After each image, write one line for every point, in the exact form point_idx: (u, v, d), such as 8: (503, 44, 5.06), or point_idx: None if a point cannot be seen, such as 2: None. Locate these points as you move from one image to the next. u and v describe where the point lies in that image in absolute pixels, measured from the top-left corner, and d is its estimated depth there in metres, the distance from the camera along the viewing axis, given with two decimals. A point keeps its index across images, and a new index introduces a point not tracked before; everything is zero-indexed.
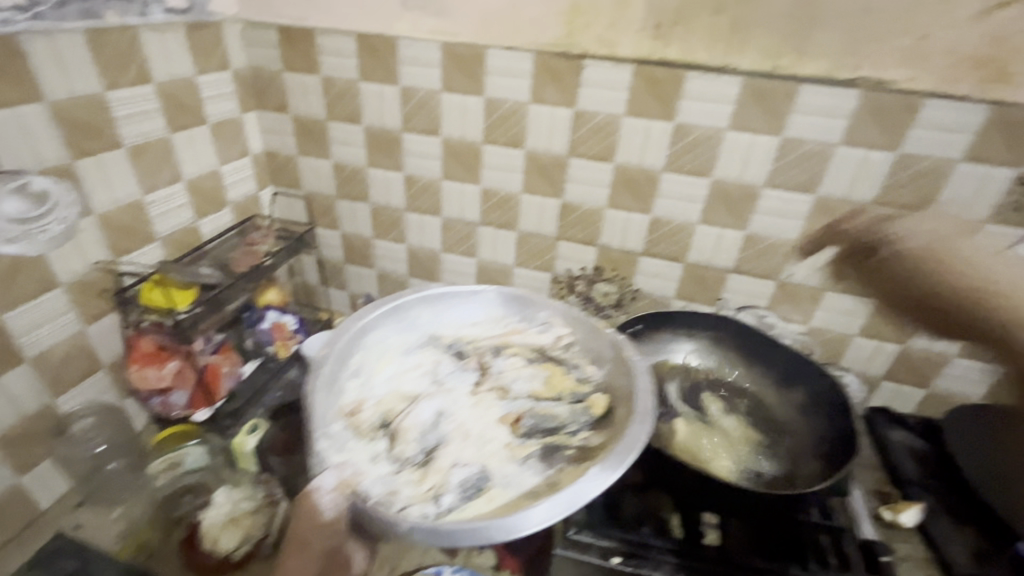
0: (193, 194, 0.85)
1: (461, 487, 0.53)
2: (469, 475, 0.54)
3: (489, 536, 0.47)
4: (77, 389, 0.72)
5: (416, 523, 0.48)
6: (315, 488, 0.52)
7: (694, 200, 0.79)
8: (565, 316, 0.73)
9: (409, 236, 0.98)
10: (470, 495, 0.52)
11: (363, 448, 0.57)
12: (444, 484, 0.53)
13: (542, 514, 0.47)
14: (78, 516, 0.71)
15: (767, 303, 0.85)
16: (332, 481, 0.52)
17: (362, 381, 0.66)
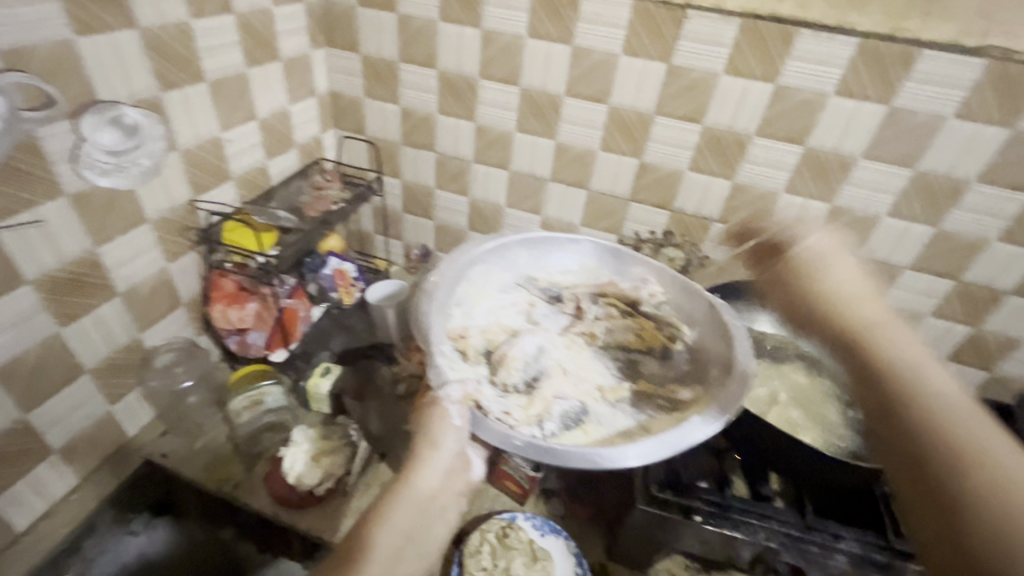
0: (264, 133, 0.83)
1: (563, 419, 0.59)
2: (570, 407, 0.61)
3: (594, 461, 0.48)
4: (160, 325, 0.74)
5: (530, 441, 0.50)
6: (444, 397, 0.54)
7: (781, 168, 0.77)
8: (661, 274, 0.72)
9: (473, 188, 0.97)
10: (570, 425, 0.59)
11: (468, 369, 0.62)
12: (548, 413, 0.59)
13: (646, 451, 0.50)
14: (164, 444, 0.75)
15: None
16: (458, 394, 0.55)
17: (464, 310, 0.69)
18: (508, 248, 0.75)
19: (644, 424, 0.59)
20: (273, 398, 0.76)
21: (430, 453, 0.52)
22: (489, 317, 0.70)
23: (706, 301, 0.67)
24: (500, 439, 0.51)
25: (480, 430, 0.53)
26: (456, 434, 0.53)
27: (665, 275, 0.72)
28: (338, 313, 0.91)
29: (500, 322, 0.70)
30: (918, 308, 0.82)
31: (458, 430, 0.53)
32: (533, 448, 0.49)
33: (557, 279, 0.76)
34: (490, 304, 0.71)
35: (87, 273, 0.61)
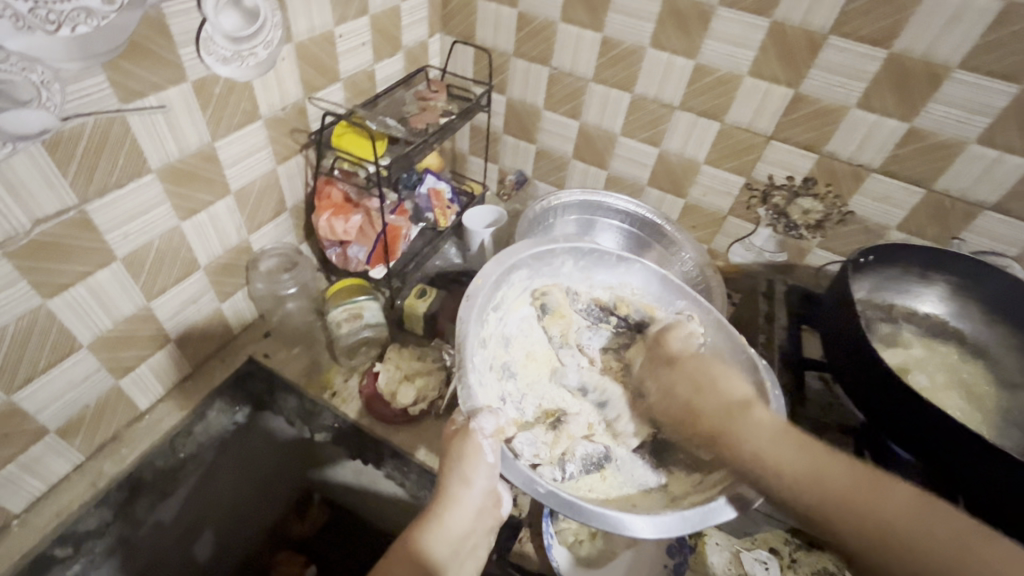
0: (375, 30, 0.76)
1: (585, 461, 0.56)
2: (595, 451, 0.57)
3: (614, 526, 0.46)
4: (266, 229, 0.73)
5: (554, 488, 0.47)
6: (477, 430, 0.51)
7: (982, 112, 0.62)
8: (706, 315, 0.63)
9: (586, 111, 0.87)
10: (591, 469, 0.56)
11: (495, 381, 0.59)
12: (571, 453, 0.56)
13: (665, 524, 0.47)
14: (266, 345, 0.77)
15: (1016, 253, 0.71)
16: (491, 426, 0.51)
17: (500, 317, 0.63)
18: (556, 256, 0.67)
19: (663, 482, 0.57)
20: (371, 312, 0.74)
21: (461, 490, 0.51)
22: (522, 327, 0.65)
23: (749, 358, 0.58)
24: (525, 481, 0.48)
25: (508, 469, 0.50)
26: (489, 472, 0.51)
27: (713, 319, 0.63)
28: (433, 234, 0.88)
29: (532, 340, 0.66)
30: None
31: (490, 466, 0.51)
32: (556, 499, 0.47)
33: (600, 297, 0.68)
34: (529, 313, 0.66)
35: (204, 167, 0.60)
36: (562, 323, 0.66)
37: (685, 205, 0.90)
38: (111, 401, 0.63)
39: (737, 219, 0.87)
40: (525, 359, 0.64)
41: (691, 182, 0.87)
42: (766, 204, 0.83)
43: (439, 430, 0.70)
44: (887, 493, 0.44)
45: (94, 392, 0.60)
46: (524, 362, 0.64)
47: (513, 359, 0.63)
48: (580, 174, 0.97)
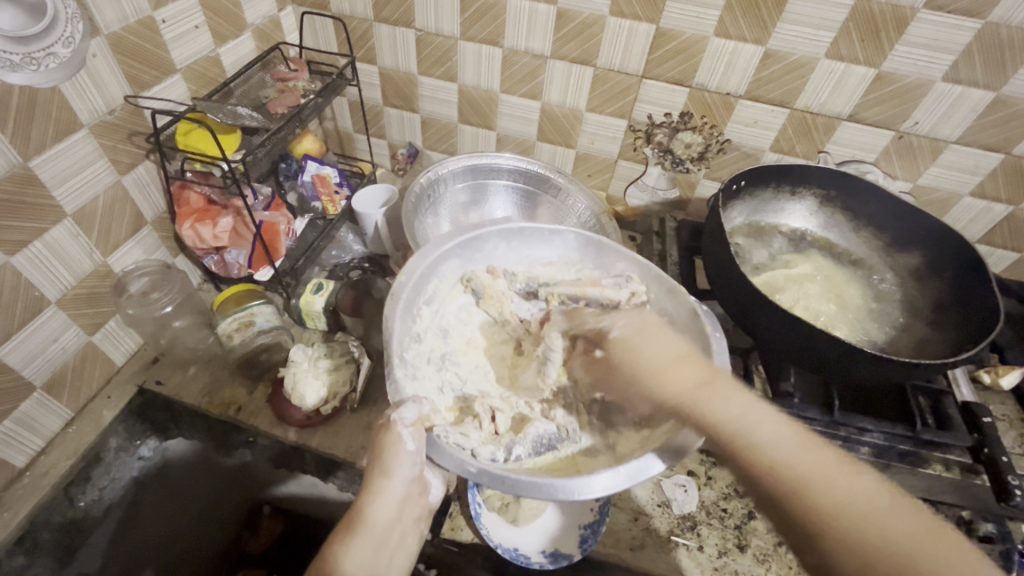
0: (207, 10, 0.69)
1: (536, 442, 0.52)
2: (547, 432, 0.54)
3: (551, 494, 0.43)
4: (126, 248, 0.66)
5: (485, 466, 0.45)
6: (396, 420, 0.48)
7: (825, 28, 0.65)
8: (644, 272, 0.62)
9: (462, 72, 0.84)
10: (542, 451, 0.52)
11: (433, 373, 0.57)
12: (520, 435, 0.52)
13: (606, 483, 0.43)
14: (156, 371, 0.72)
15: (874, 158, 0.75)
16: (413, 415, 0.48)
17: (435, 310, 0.61)
18: (485, 239, 0.63)
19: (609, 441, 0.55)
20: (264, 318, 0.71)
21: (383, 482, 0.49)
22: (461, 316, 0.63)
23: (689, 307, 0.57)
24: (455, 464, 0.46)
25: (435, 452, 0.47)
26: (411, 461, 0.49)
27: (652, 277, 0.61)
28: (323, 224, 0.84)
29: (471, 326, 0.63)
30: (957, 187, 0.75)
31: (412, 455, 0.49)
32: (488, 476, 0.44)
33: (538, 275, 0.66)
34: (466, 301, 0.63)
35: (23, 192, 0.53)
36: (496, 303, 0.63)
37: (576, 155, 0.90)
38: None
39: (627, 162, 0.87)
40: (464, 347, 0.62)
41: (578, 131, 0.86)
42: (651, 144, 0.84)
43: (358, 423, 0.69)
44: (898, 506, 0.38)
45: None
46: (465, 350, 0.62)
47: (452, 348, 0.61)
48: (470, 138, 0.94)
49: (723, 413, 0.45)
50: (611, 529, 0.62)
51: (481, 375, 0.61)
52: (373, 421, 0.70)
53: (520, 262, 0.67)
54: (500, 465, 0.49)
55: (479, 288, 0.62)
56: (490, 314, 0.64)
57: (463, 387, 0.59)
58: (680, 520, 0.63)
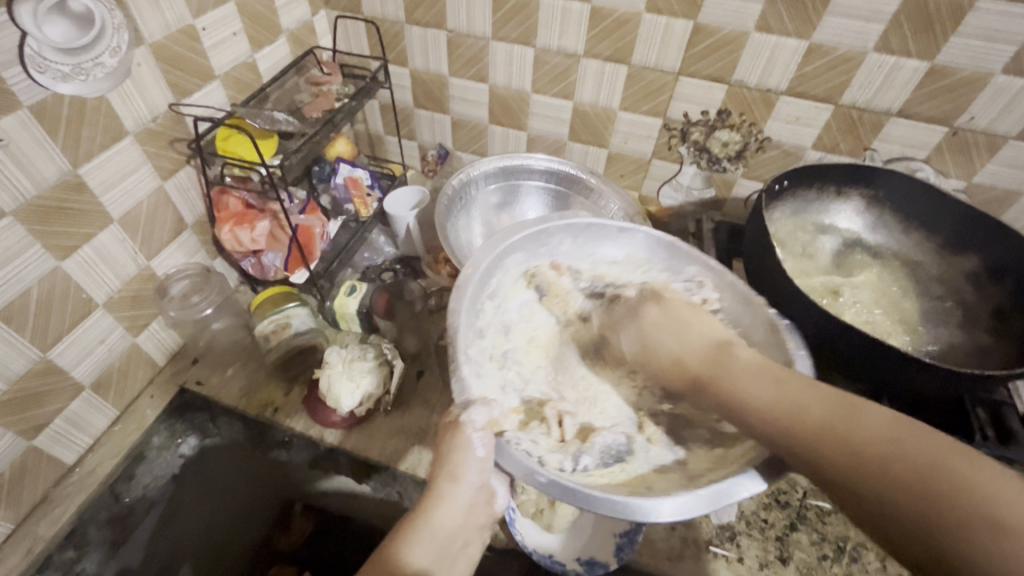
0: (244, 16, 0.70)
1: (602, 453, 0.53)
2: (614, 443, 0.55)
3: (625, 513, 0.42)
4: (168, 251, 0.68)
5: (557, 478, 0.44)
6: (467, 423, 0.48)
7: (875, 19, 0.62)
8: (719, 279, 0.59)
9: (493, 73, 0.83)
10: (610, 462, 0.53)
11: (495, 370, 0.57)
12: (587, 445, 0.53)
13: (684, 504, 0.42)
14: (196, 372, 0.73)
15: (925, 154, 0.72)
16: (483, 419, 0.49)
17: (497, 305, 0.61)
18: (552, 235, 0.63)
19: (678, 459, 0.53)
20: (300, 320, 0.73)
21: (451, 485, 0.49)
22: (523, 311, 0.63)
23: (769, 319, 0.54)
24: (524, 472, 0.45)
25: (504, 459, 0.47)
26: (479, 466, 0.49)
27: (726, 283, 0.58)
28: (356, 226, 0.84)
29: (533, 324, 0.64)
30: (1015, 185, 0.71)
31: (480, 461, 0.49)
32: (558, 487, 0.43)
33: (603, 273, 0.65)
34: (529, 296, 0.64)
35: (73, 199, 0.54)
36: (561, 301, 0.64)
37: (609, 155, 0.88)
38: (30, 463, 0.59)
39: (661, 162, 0.86)
40: (526, 345, 0.62)
41: (611, 131, 0.85)
42: (687, 143, 0.82)
43: (392, 426, 0.69)
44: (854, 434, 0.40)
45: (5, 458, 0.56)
46: (527, 349, 0.61)
47: (515, 346, 0.61)
48: (500, 139, 0.93)
49: (741, 387, 0.48)
50: (647, 539, 0.60)
51: (543, 375, 0.61)
52: (407, 424, 0.70)
53: (583, 259, 0.66)
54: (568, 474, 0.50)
55: (544, 285, 0.63)
56: (554, 313, 0.64)
57: (527, 388, 0.58)
58: (719, 530, 0.61)
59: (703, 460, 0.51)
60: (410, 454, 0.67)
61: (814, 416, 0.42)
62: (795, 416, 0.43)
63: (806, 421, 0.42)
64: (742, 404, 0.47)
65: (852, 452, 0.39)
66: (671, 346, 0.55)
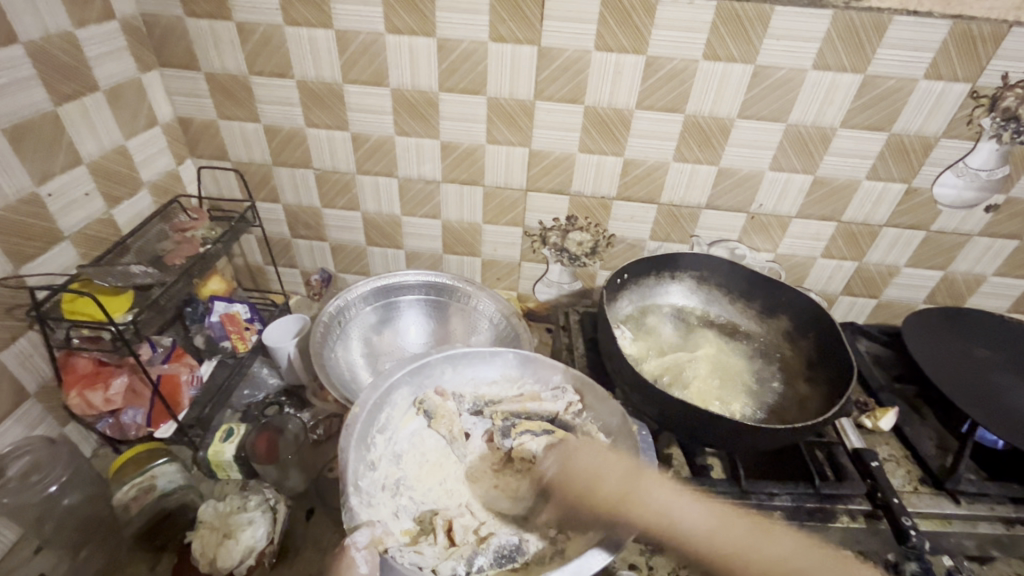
0: (98, 177, 0.71)
1: (496, 552, 0.53)
2: (507, 542, 0.54)
3: None
4: (4, 427, 0.62)
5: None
6: (349, 544, 0.47)
7: (667, 137, 0.76)
8: (577, 381, 0.66)
9: (363, 202, 0.89)
10: (504, 563, 0.52)
11: (388, 499, 0.57)
12: (482, 544, 0.53)
13: None
14: (40, 562, 0.64)
15: (737, 236, 0.86)
16: (366, 538, 0.48)
17: (388, 437, 0.62)
18: (433, 365, 0.67)
19: (558, 544, 0.55)
20: (167, 479, 0.68)
21: None
22: (413, 440, 0.63)
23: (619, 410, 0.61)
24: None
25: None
26: None
27: (585, 385, 0.65)
28: (233, 362, 0.82)
29: (425, 449, 0.63)
30: (809, 252, 0.86)
31: None
32: None
33: (484, 393, 0.69)
34: (418, 424, 0.65)
35: None
36: (448, 423, 0.64)
37: (483, 262, 0.95)
38: None
39: (530, 263, 0.94)
40: (419, 470, 0.61)
41: (480, 241, 0.92)
42: (548, 245, 0.91)
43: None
44: None
45: None
46: (420, 473, 0.61)
47: (407, 472, 0.61)
48: (380, 259, 0.98)
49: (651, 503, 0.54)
50: None
51: (438, 495, 0.59)
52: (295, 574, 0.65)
53: (465, 381, 0.70)
54: None
55: (432, 409, 0.65)
56: (442, 434, 0.64)
57: (419, 508, 0.58)
58: None
59: (581, 544, 0.54)
60: None
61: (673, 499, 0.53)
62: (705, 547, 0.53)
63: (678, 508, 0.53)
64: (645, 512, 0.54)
65: None
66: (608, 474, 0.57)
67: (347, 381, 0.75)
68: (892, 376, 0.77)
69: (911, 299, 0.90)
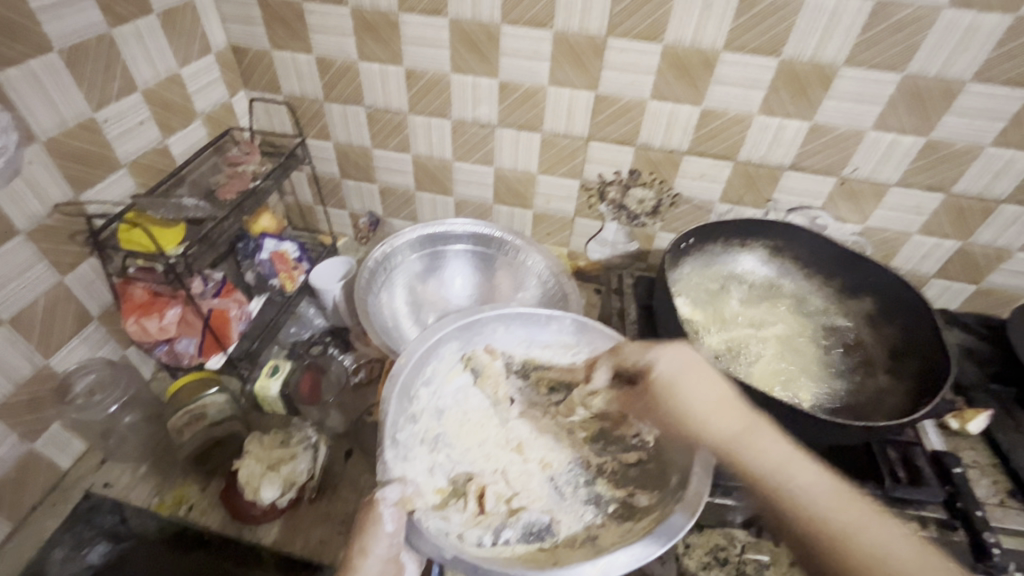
0: (153, 105, 0.70)
1: (526, 528, 0.52)
2: (538, 520, 0.53)
3: None
4: (70, 347, 0.65)
5: (461, 552, 0.45)
6: (378, 499, 0.47)
7: (756, 85, 0.67)
8: None
9: (415, 144, 0.85)
10: (533, 540, 0.51)
11: (425, 454, 0.56)
12: (512, 518, 0.53)
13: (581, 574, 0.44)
14: (104, 473, 0.68)
15: (822, 203, 0.77)
16: (395, 495, 0.47)
17: (433, 390, 0.61)
18: (484, 323, 0.64)
19: (591, 530, 0.52)
20: (216, 409, 0.71)
21: (361, 559, 0.45)
22: (458, 397, 0.62)
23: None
24: (432, 550, 0.45)
25: (415, 538, 0.46)
26: (388, 541, 0.45)
27: None
28: (281, 299, 0.82)
29: (468, 409, 0.61)
30: (904, 227, 0.76)
31: (390, 536, 0.46)
32: (462, 563, 0.45)
33: (534, 357, 0.65)
34: (464, 380, 0.63)
35: None
36: (493, 383, 0.63)
37: (534, 216, 0.90)
38: None
39: (584, 220, 0.88)
40: (460, 429, 0.59)
41: (533, 193, 0.87)
42: (605, 201, 0.85)
43: (318, 513, 0.66)
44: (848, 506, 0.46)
45: None
46: (461, 432, 0.59)
47: (446, 429, 0.59)
48: (428, 205, 0.95)
49: (774, 458, 0.49)
50: None
51: (475, 456, 0.58)
52: (333, 510, 0.66)
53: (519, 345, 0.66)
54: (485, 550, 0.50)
55: (479, 367, 0.63)
56: (486, 395, 0.63)
57: (454, 467, 0.56)
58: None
59: (614, 534, 0.51)
60: (338, 546, 0.63)
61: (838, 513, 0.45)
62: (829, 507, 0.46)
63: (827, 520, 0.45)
64: (764, 470, 0.49)
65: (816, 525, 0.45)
66: (709, 416, 0.52)
67: (390, 330, 0.74)
68: (986, 374, 0.69)
69: (1020, 287, 0.79)
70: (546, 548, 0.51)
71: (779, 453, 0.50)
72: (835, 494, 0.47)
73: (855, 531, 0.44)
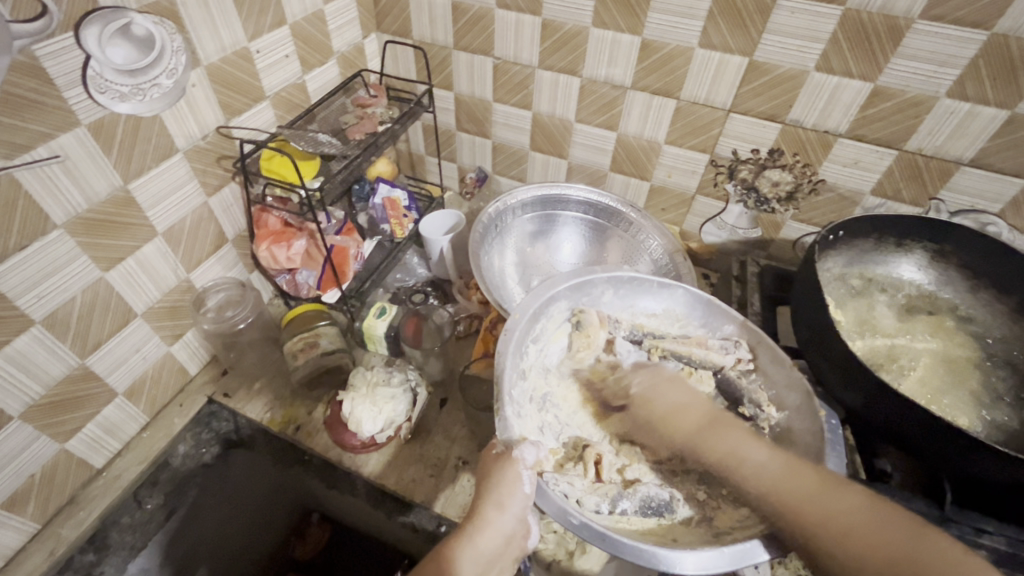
0: (297, 41, 0.71)
1: (643, 502, 0.51)
2: (657, 495, 0.51)
3: (649, 561, 0.41)
4: (207, 264, 0.69)
5: (588, 520, 0.43)
6: (517, 459, 0.47)
7: (950, 63, 0.58)
8: (755, 337, 0.59)
9: (537, 101, 0.82)
10: (649, 514, 0.50)
11: (535, 413, 0.56)
12: (629, 489, 0.51)
13: (708, 559, 0.42)
14: (224, 385, 0.74)
15: (1000, 209, 0.67)
16: (531, 458, 0.48)
17: (541, 347, 0.59)
18: (595, 285, 0.62)
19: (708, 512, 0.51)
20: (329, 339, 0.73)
21: (495, 513, 0.46)
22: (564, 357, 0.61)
23: (801, 385, 0.53)
24: (557, 512, 0.44)
25: (542, 499, 0.46)
26: (523, 502, 0.46)
27: (761, 343, 0.58)
28: (390, 245, 0.84)
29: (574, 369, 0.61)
30: None
31: (525, 497, 0.46)
32: (590, 530, 0.43)
33: (642, 325, 0.64)
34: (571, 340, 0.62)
35: (124, 214, 0.56)
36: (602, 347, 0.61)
37: (651, 188, 0.86)
38: (61, 467, 0.60)
39: (705, 198, 0.82)
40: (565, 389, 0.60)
41: (655, 164, 0.82)
42: (734, 181, 0.78)
43: (411, 454, 0.68)
44: (823, 482, 0.44)
45: (39, 460, 0.57)
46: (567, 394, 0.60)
47: (553, 389, 0.59)
48: (540, 166, 0.92)
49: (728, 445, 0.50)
50: None
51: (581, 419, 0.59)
52: (425, 453, 0.68)
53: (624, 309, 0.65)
54: (604, 519, 0.49)
55: (589, 328, 0.60)
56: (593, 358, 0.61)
57: (563, 430, 0.57)
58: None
59: (733, 518, 0.49)
60: (428, 487, 0.65)
61: (791, 485, 0.44)
62: (780, 484, 0.45)
63: (779, 494, 0.44)
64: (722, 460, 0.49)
65: (772, 501, 0.44)
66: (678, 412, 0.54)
67: (498, 286, 0.73)
68: None
69: None
70: (665, 525, 0.49)
71: (736, 442, 0.50)
72: (791, 468, 0.46)
73: (805, 503, 0.43)
